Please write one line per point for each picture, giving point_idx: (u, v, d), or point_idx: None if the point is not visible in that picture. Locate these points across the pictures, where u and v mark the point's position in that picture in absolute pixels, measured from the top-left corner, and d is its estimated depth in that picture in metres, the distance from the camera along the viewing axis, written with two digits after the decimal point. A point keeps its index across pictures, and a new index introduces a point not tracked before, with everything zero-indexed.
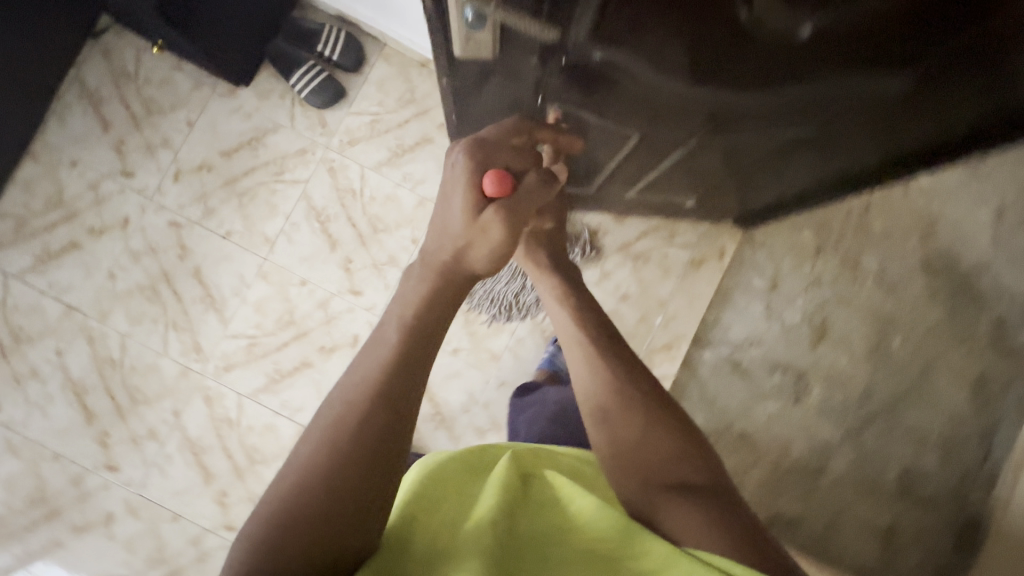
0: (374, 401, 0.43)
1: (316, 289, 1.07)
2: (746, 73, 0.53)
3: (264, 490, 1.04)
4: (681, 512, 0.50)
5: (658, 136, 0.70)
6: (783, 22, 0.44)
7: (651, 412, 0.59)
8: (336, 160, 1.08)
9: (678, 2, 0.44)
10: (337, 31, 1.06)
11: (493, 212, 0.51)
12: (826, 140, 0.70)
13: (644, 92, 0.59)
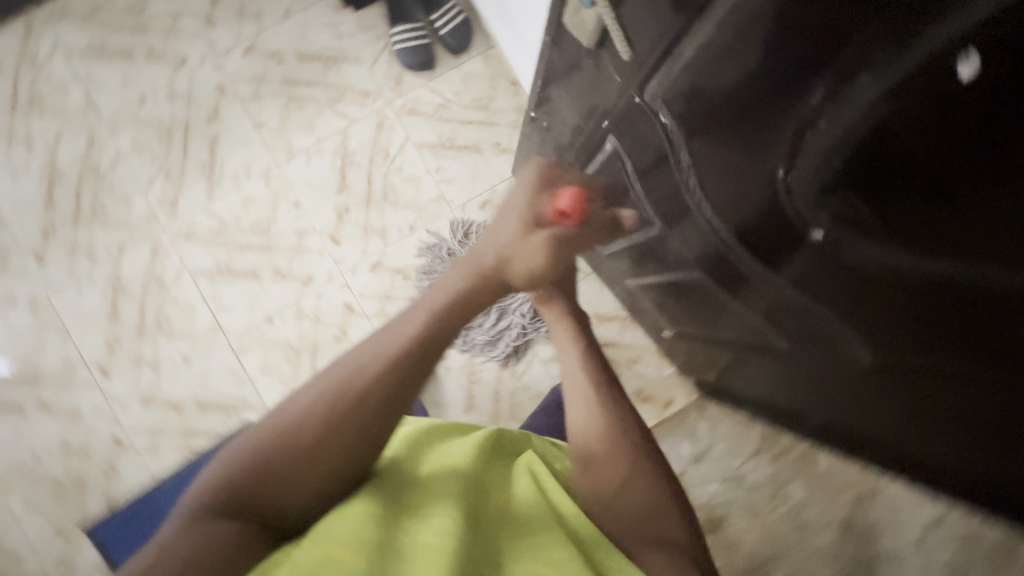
0: (383, 366, 0.45)
1: (304, 216, 1.07)
2: (760, 240, 0.49)
3: (151, 358, 1.05)
4: (657, 562, 0.43)
5: (672, 244, 0.68)
6: (804, 210, 0.40)
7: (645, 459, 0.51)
8: (389, 118, 1.09)
9: (744, 114, 0.41)
10: (458, 12, 1.07)
11: (545, 237, 0.55)
12: (803, 370, 0.63)
13: (681, 191, 0.57)
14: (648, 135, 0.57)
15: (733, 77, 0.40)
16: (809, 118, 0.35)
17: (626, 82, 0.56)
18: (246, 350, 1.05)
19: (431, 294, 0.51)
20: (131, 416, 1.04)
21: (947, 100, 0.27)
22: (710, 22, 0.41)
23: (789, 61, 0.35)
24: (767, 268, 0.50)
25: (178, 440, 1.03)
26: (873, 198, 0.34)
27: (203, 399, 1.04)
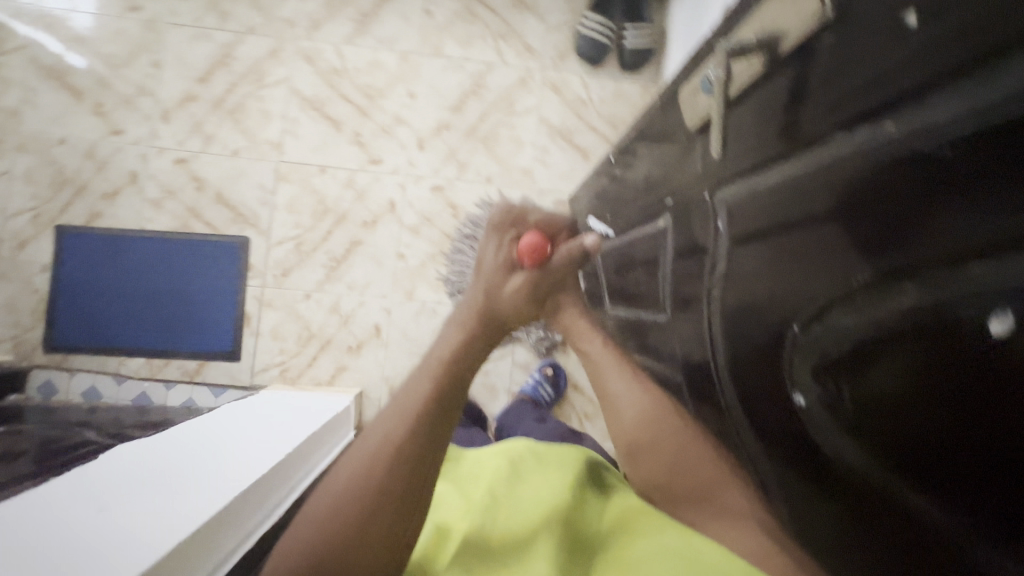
0: (382, 484, 0.34)
1: (409, 109, 1.12)
2: (738, 382, 0.47)
3: (212, 131, 1.10)
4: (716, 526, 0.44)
5: (656, 340, 0.66)
6: (798, 376, 0.38)
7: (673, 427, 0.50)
8: (531, 81, 1.13)
9: (784, 260, 0.40)
10: (650, 41, 1.10)
11: (523, 276, 0.52)
12: None
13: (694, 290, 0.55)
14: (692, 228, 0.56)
15: (799, 224, 0.38)
16: (846, 294, 0.34)
17: (705, 175, 0.54)
18: (287, 179, 1.10)
19: (448, 334, 0.43)
20: (163, 166, 1.10)
21: (966, 347, 0.27)
22: (782, 166, 0.41)
23: (851, 243, 0.33)
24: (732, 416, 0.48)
25: (184, 210, 1.09)
26: (871, 415, 0.32)
27: (226, 193, 1.09)
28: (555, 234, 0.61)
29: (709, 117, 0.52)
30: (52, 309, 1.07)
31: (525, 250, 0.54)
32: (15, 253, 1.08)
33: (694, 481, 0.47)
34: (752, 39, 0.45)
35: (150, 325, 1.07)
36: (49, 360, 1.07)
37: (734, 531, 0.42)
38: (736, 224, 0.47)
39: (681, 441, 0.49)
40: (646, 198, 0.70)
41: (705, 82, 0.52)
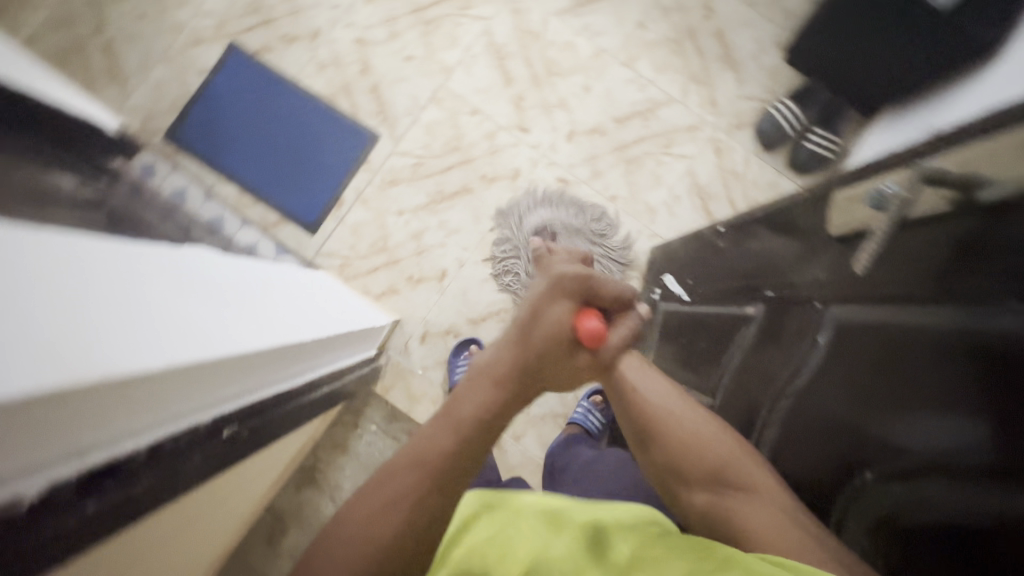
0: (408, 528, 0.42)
1: (577, 100, 1.12)
2: (807, 462, 0.47)
3: (399, 29, 1.13)
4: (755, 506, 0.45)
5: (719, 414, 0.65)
6: (872, 504, 0.39)
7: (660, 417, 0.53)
8: (700, 133, 1.12)
9: (869, 400, 0.40)
10: (828, 153, 1.07)
11: (582, 359, 0.55)
12: None
13: (769, 355, 0.55)
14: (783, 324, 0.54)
15: (893, 371, 0.38)
16: (926, 466, 0.34)
17: (828, 282, 0.48)
18: (439, 104, 1.12)
19: (469, 404, 0.48)
20: (343, 38, 1.13)
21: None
22: (891, 308, 0.40)
23: (939, 421, 0.33)
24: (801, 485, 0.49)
25: (339, 84, 1.12)
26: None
27: (382, 88, 1.12)
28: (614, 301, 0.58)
29: (864, 232, 0.46)
30: (189, 108, 1.13)
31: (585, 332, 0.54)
32: (186, 47, 1.14)
33: (712, 468, 0.49)
34: (948, 168, 0.39)
35: (259, 165, 1.12)
36: (161, 147, 1.12)
37: (764, 516, 0.43)
38: (834, 339, 0.45)
39: (697, 428, 0.51)
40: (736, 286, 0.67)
41: (875, 196, 0.46)
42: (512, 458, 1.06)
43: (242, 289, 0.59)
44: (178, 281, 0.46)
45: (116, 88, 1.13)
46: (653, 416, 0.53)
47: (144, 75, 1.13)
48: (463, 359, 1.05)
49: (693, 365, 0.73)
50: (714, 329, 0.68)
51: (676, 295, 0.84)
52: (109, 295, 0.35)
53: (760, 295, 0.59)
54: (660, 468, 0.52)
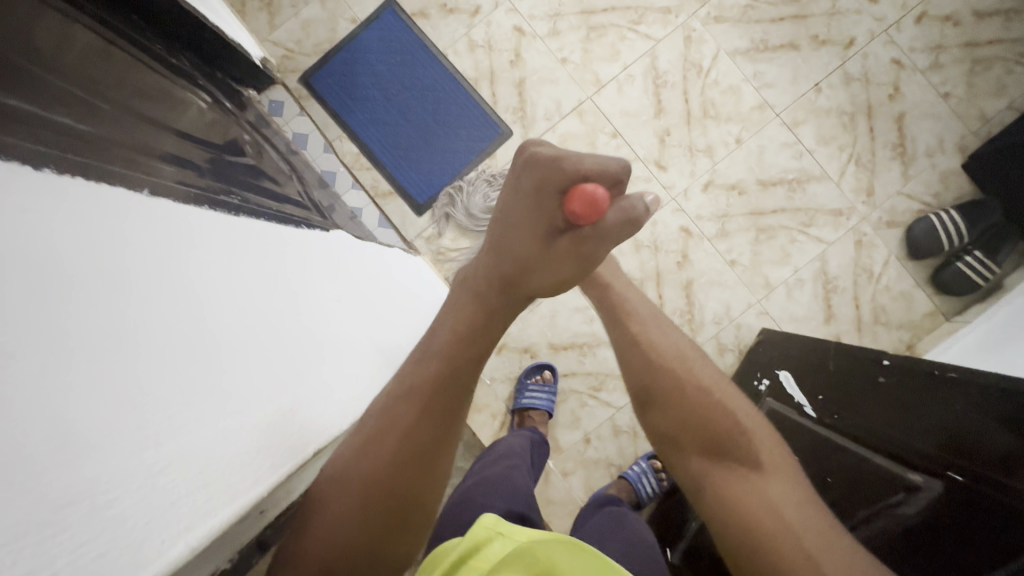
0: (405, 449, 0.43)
1: (726, 151, 1.04)
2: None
3: (561, 28, 1.06)
4: (778, 490, 0.47)
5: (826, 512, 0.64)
6: None
7: (677, 379, 0.55)
8: (845, 220, 1.03)
9: None
10: (981, 282, 0.98)
11: (566, 243, 0.42)
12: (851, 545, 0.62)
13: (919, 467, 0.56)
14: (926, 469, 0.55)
15: None
16: None
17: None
18: (580, 116, 1.06)
19: (447, 321, 0.47)
20: (503, 22, 1.07)
21: None
22: None
23: None
24: None
25: (486, 69, 1.07)
26: None
27: (527, 84, 1.07)
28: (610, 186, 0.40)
29: None
30: (331, 54, 1.10)
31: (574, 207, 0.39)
32: None
33: (715, 435, 0.52)
34: None
35: (384, 130, 1.09)
36: (295, 88, 1.10)
37: (782, 491, 0.47)
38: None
39: (705, 391, 0.54)
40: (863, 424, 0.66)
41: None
42: (555, 493, 1.03)
43: (340, 300, 0.55)
44: (278, 314, 0.43)
45: (266, 15, 1.10)
46: (667, 376, 0.56)
47: (296, 9, 1.11)
48: (533, 382, 1.03)
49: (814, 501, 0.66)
50: (856, 471, 0.62)
51: (795, 400, 0.80)
52: (272, 351, 0.41)
53: (943, 462, 0.54)
54: (664, 430, 0.55)
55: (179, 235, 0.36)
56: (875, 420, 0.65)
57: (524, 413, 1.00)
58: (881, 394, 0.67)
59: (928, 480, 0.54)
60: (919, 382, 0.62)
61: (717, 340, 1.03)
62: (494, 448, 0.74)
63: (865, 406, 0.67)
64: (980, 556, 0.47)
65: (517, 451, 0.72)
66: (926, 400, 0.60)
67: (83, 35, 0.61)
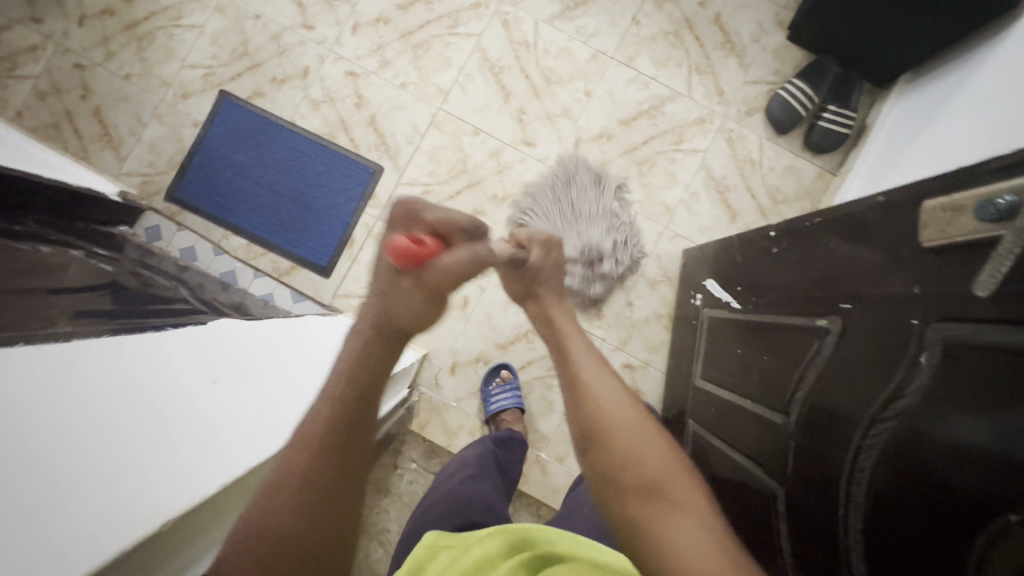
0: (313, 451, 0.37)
1: (581, 106, 1.09)
2: (848, 358, 0.49)
3: (389, 57, 1.10)
4: (698, 538, 0.40)
5: (759, 380, 0.65)
6: (914, 366, 0.41)
7: (627, 425, 0.49)
8: (711, 124, 1.08)
9: (911, 287, 0.44)
10: (847, 131, 1.03)
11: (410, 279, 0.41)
12: (763, 394, 0.64)
13: (802, 291, 0.60)
14: (810, 296, 0.58)
15: (922, 250, 0.43)
16: (969, 312, 0.38)
17: (863, 222, 0.51)
18: (439, 128, 1.09)
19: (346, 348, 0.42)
20: (334, 72, 1.10)
21: None
22: (922, 220, 0.43)
23: (974, 273, 0.38)
24: (837, 374, 0.51)
25: (336, 120, 1.10)
26: (1005, 406, 0.34)
27: (379, 119, 1.09)
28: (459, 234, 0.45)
29: (875, 198, 0.50)
30: (186, 163, 1.10)
31: (394, 253, 0.41)
32: (176, 101, 1.11)
33: (651, 480, 0.45)
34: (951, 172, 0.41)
35: (264, 213, 1.09)
36: (165, 207, 1.10)
37: (693, 540, 0.40)
38: (868, 251, 0.50)
39: (642, 433, 0.48)
40: (767, 295, 0.68)
41: (985, 203, 0.36)
42: (558, 481, 1.03)
43: (217, 377, 0.55)
44: (194, 392, 0.51)
45: (111, 151, 1.11)
46: (603, 419, 0.49)
47: (138, 135, 1.11)
48: (495, 385, 1.04)
49: (763, 384, 0.64)
50: (781, 341, 0.62)
51: (723, 300, 0.83)
52: (115, 444, 0.41)
53: (835, 296, 0.54)
54: (601, 470, 0.47)
55: (67, 365, 0.45)
56: (773, 286, 0.67)
57: (498, 418, 1.01)
58: (771, 263, 0.70)
59: (831, 318, 0.54)
60: (795, 237, 0.64)
61: (645, 277, 1.06)
62: (450, 463, 0.77)
63: (766, 278, 0.70)
64: (891, 370, 0.44)
65: (468, 463, 0.75)
66: (796, 250, 0.64)
67: None
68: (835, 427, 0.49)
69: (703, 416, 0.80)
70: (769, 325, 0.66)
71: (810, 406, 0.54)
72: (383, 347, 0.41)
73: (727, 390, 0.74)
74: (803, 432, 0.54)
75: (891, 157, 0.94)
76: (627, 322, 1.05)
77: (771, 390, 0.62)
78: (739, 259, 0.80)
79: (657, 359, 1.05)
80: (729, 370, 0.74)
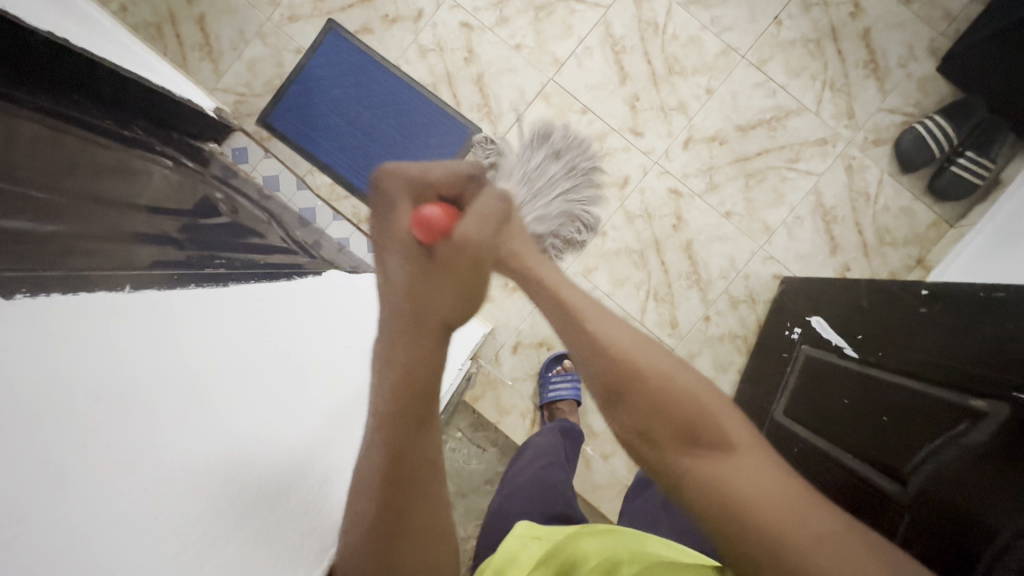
0: (409, 417, 0.42)
1: (699, 104, 1.03)
2: (1005, 449, 0.46)
3: (508, 15, 1.04)
4: (779, 495, 0.35)
5: (865, 434, 0.63)
6: None
7: (655, 345, 0.41)
8: (833, 147, 1.01)
9: None
10: (978, 182, 0.96)
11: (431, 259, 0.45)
12: (869, 452, 0.62)
13: (952, 363, 0.56)
14: (965, 370, 0.54)
15: None
16: None
17: None
18: (547, 100, 1.04)
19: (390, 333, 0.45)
20: (448, 21, 1.05)
21: None
22: None
23: None
24: (987, 462, 0.47)
25: (442, 72, 1.05)
26: None
27: (486, 79, 1.04)
28: (464, 185, 0.49)
29: None
30: (283, 89, 1.07)
31: (421, 228, 0.45)
32: (282, 23, 1.07)
33: (690, 421, 0.38)
34: None
35: (351, 155, 1.07)
36: (254, 131, 1.07)
37: (785, 504, 0.35)
38: None
39: (669, 367, 0.40)
40: (899, 356, 0.65)
41: None
42: (599, 478, 1.02)
43: (347, 345, 0.62)
44: (292, 363, 0.53)
45: (209, 63, 1.07)
46: (623, 363, 0.40)
47: (239, 51, 1.07)
48: (555, 373, 1.03)
49: (873, 442, 0.62)
50: (907, 403, 0.59)
51: (829, 342, 0.79)
52: (272, 412, 0.47)
53: (1011, 378, 0.48)
54: (630, 425, 0.40)
55: (227, 311, 0.50)
56: (911, 347, 0.64)
57: (553, 406, 1.00)
58: (911, 324, 0.65)
59: (992, 405, 0.49)
60: (955, 304, 0.60)
61: (728, 294, 1.02)
62: (523, 454, 0.80)
63: (901, 337, 0.66)
64: None
65: (543, 452, 0.78)
66: (954, 317, 0.59)
67: (38, 130, 0.57)
68: (967, 518, 0.47)
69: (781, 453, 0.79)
70: (891, 386, 0.63)
71: (940, 484, 0.51)
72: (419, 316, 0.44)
73: (814, 435, 0.73)
74: (919, 504, 0.53)
75: (1010, 233, 0.87)
76: (700, 336, 1.02)
77: (883, 451, 0.60)
78: (863, 307, 0.75)
79: (723, 378, 1.02)
80: (822, 414, 0.73)
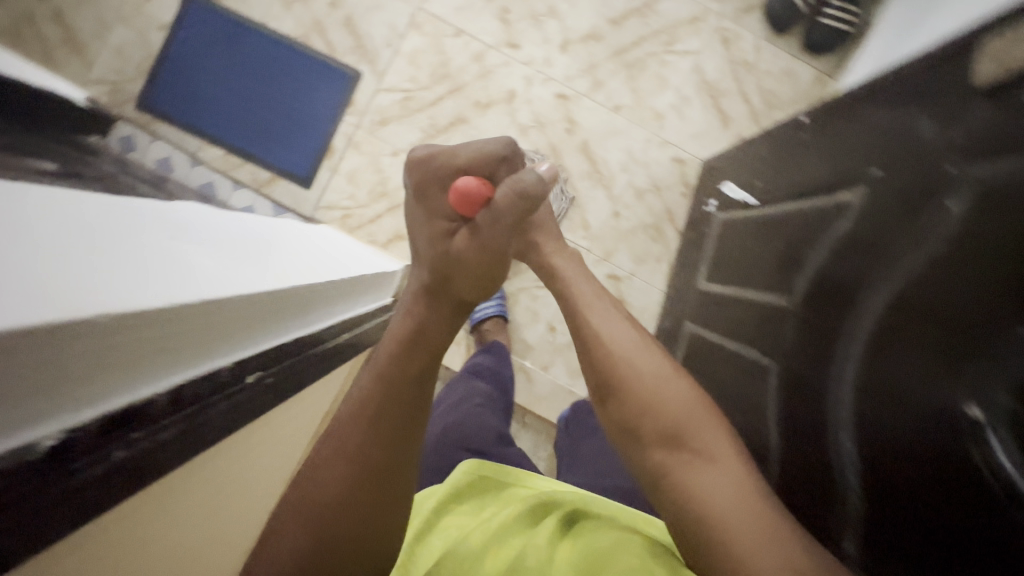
0: (395, 416, 0.43)
1: (570, 6, 1.03)
2: (867, 225, 0.48)
3: None
4: (719, 480, 0.43)
5: (770, 264, 0.64)
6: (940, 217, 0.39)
7: (665, 365, 0.51)
8: (706, 24, 1.03)
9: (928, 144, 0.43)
10: (849, 28, 0.97)
11: (460, 240, 0.39)
12: (771, 276, 0.63)
13: (823, 172, 0.59)
14: (832, 167, 0.57)
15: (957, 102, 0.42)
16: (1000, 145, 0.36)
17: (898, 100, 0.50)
18: (419, 29, 1.03)
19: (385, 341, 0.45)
20: None
21: None
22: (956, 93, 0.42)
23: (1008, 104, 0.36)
24: (852, 246, 0.49)
25: (310, 22, 1.04)
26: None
27: (355, 20, 1.04)
28: (497, 164, 0.41)
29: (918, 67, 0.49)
30: (156, 68, 1.05)
31: (455, 199, 0.39)
32: (141, 2, 1.05)
33: (671, 424, 0.47)
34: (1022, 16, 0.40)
35: (240, 121, 1.06)
36: (136, 117, 1.06)
37: (724, 490, 0.43)
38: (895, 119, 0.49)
39: (659, 378, 0.50)
40: (787, 186, 0.67)
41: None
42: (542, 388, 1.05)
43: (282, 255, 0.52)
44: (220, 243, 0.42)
45: (75, 57, 1.05)
46: (618, 364, 0.51)
47: (104, 40, 1.05)
48: None
49: (772, 267, 0.64)
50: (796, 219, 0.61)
51: (738, 199, 0.82)
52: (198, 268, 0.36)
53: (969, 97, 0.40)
54: (619, 422, 0.50)
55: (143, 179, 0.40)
56: (795, 174, 0.66)
57: (481, 328, 1.01)
58: (795, 154, 0.68)
59: (857, 191, 0.51)
60: (828, 119, 0.62)
61: (633, 186, 1.03)
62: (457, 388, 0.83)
63: (789, 168, 0.68)
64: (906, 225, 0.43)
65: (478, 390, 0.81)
66: (824, 133, 0.62)
67: None
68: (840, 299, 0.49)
69: (710, 314, 0.79)
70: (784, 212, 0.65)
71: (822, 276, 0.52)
72: (405, 336, 0.43)
73: (730, 286, 0.74)
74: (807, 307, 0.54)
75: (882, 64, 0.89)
76: (614, 233, 1.03)
77: (781, 270, 0.61)
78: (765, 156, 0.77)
79: (644, 270, 1.03)
80: (738, 268, 0.74)
